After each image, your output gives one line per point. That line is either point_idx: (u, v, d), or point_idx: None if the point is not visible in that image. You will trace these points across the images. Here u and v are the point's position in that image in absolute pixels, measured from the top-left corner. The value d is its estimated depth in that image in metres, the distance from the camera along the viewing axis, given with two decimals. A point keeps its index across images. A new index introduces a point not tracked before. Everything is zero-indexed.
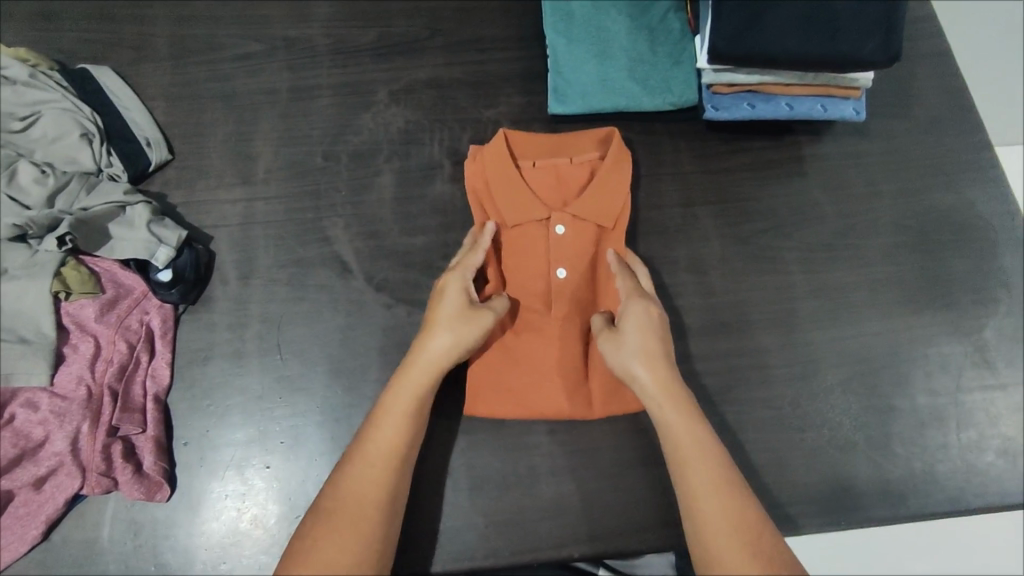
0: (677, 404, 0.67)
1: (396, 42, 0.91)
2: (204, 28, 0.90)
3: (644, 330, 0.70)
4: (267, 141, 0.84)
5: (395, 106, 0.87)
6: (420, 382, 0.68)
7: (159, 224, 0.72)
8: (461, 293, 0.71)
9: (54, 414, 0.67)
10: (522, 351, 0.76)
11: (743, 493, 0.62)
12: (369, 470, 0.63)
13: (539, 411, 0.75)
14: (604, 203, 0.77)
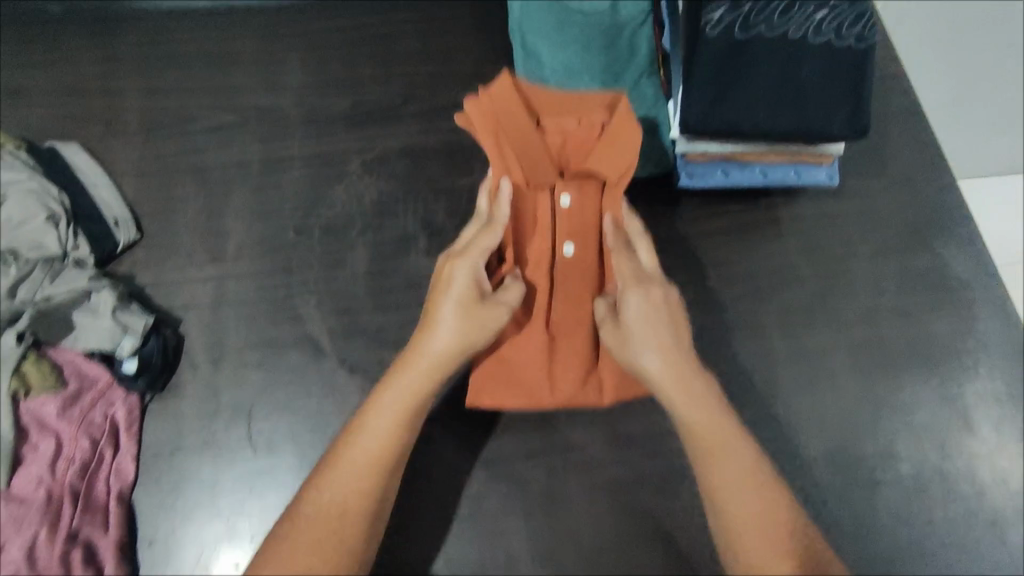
0: (689, 394, 0.66)
1: (368, 109, 0.90)
2: (175, 99, 0.89)
3: (648, 321, 0.67)
4: (238, 215, 0.83)
5: (368, 177, 0.86)
6: (421, 381, 0.66)
7: (125, 312, 0.71)
8: (469, 285, 0.67)
9: (11, 521, 0.66)
10: (528, 342, 0.72)
11: (761, 481, 0.63)
12: (360, 471, 0.63)
13: (545, 402, 0.72)
14: (616, 167, 0.72)
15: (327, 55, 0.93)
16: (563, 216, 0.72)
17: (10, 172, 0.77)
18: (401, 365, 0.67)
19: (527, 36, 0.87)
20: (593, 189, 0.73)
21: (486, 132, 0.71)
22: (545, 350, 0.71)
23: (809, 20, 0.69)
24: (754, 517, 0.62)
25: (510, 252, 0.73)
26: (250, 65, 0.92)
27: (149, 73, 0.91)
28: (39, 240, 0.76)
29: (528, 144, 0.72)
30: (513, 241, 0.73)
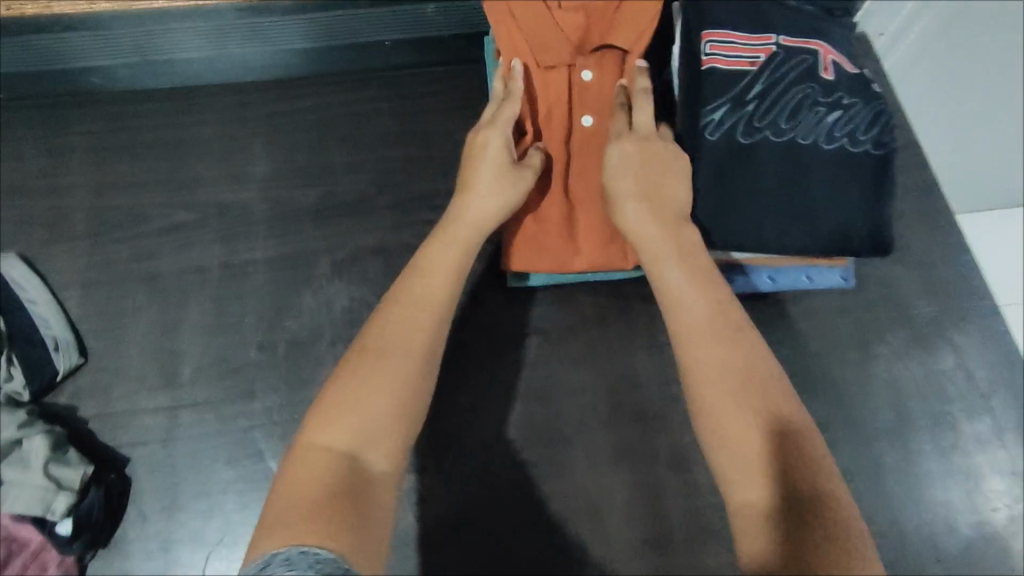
0: (667, 238, 0.60)
1: (338, 202, 0.83)
2: (127, 197, 0.82)
3: (652, 170, 0.61)
4: (194, 330, 0.75)
5: (339, 281, 0.78)
6: (462, 244, 0.64)
7: (58, 466, 0.64)
8: (500, 152, 0.63)
9: None
10: (551, 215, 0.70)
11: (740, 330, 0.55)
12: (400, 332, 0.57)
13: (570, 267, 0.71)
14: (638, 31, 0.65)
15: (295, 141, 0.86)
16: (580, 89, 0.67)
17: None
18: (439, 241, 0.64)
19: None
20: (613, 60, 0.67)
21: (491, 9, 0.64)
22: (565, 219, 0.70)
23: (819, 124, 0.63)
24: (744, 377, 0.53)
25: (529, 124, 0.67)
26: (211, 154, 0.85)
27: (100, 166, 0.83)
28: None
29: (540, 16, 0.63)
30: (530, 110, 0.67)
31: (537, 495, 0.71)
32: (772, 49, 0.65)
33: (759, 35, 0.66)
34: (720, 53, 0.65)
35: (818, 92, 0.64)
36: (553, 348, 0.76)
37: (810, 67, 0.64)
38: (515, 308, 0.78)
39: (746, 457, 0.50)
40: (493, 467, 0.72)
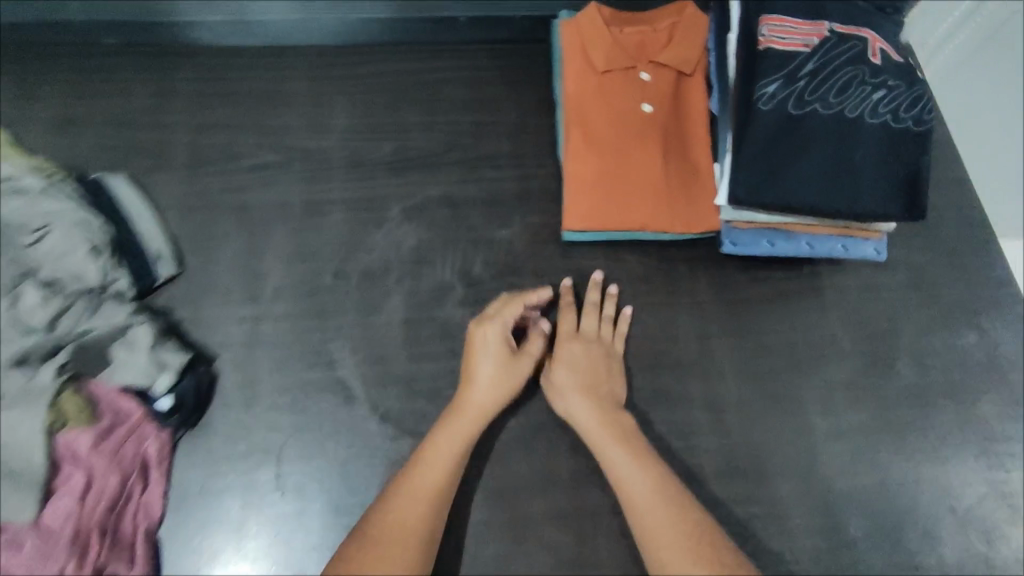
0: (608, 423, 0.72)
1: (410, 156, 0.91)
2: (223, 136, 0.90)
3: (588, 368, 0.76)
4: (277, 255, 0.83)
5: (408, 224, 0.86)
6: (464, 433, 0.71)
7: (159, 347, 0.72)
8: (501, 346, 0.75)
9: (40, 555, 0.64)
10: (609, 178, 0.83)
11: (676, 495, 0.67)
12: (405, 513, 0.65)
13: (625, 222, 0.82)
14: (688, 56, 0.88)
15: (374, 101, 0.94)
16: (642, 86, 0.87)
17: (53, 200, 0.76)
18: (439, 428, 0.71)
19: (574, 93, 0.88)
20: (667, 71, 0.88)
21: (571, 43, 0.90)
22: (622, 181, 0.83)
23: (864, 102, 0.70)
24: (682, 541, 0.63)
25: (596, 112, 0.86)
26: (298, 104, 0.93)
27: (200, 109, 0.91)
28: (69, 277, 0.73)
29: (607, 42, 0.88)
30: (598, 102, 0.87)
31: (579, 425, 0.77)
32: (825, 35, 0.72)
33: (813, 22, 0.73)
34: (776, 35, 0.72)
35: (864, 74, 0.70)
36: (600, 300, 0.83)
37: (860, 52, 0.71)
38: (567, 261, 0.85)
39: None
40: (540, 397, 0.78)
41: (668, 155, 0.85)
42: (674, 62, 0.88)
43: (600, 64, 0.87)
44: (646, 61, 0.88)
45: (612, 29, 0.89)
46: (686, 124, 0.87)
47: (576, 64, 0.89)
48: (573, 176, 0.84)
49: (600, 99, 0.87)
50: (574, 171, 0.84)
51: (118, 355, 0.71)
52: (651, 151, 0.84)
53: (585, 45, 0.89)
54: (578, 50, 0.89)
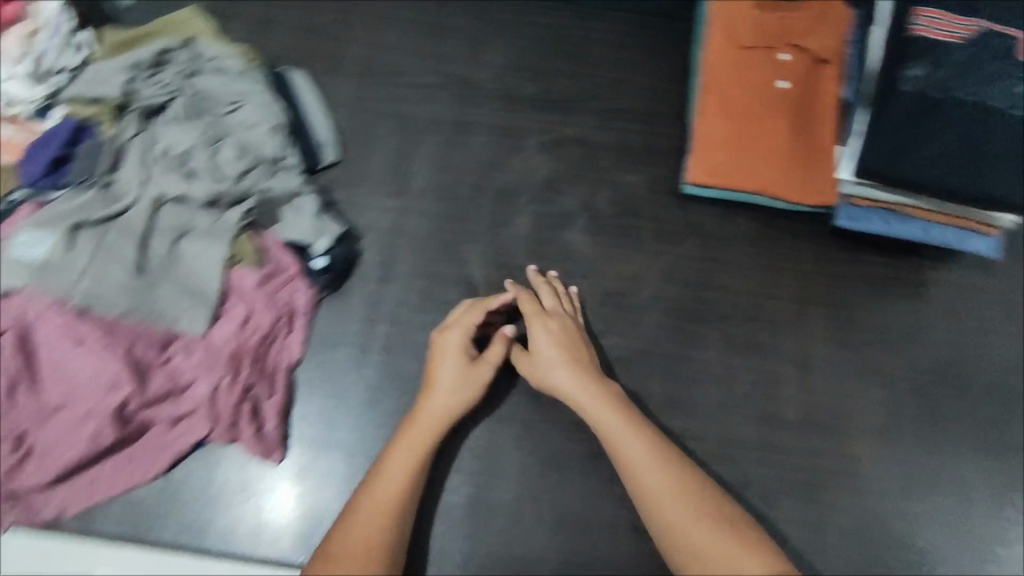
0: (598, 392, 0.72)
1: (553, 98, 0.99)
2: (391, 55, 1.01)
3: (565, 349, 0.76)
4: (426, 162, 0.92)
5: (543, 155, 0.94)
6: (426, 437, 0.71)
7: (322, 222, 0.81)
8: (460, 353, 0.75)
9: (204, 363, 0.73)
10: (733, 144, 0.90)
11: (672, 456, 0.67)
12: (370, 522, 0.64)
13: (741, 184, 0.89)
14: (831, 41, 0.91)
15: (526, 44, 1.03)
16: (778, 66, 0.93)
17: (246, 80, 0.89)
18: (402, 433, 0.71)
19: (713, 64, 0.94)
20: (807, 53, 0.92)
21: (717, 17, 0.96)
22: (744, 148, 0.90)
23: (1006, 94, 0.74)
24: (684, 501, 0.63)
25: (730, 83, 0.93)
26: (459, 37, 1.03)
27: (375, 28, 1.03)
28: (254, 141, 0.83)
29: (751, 20, 0.94)
30: (733, 74, 0.93)
31: (676, 356, 0.83)
32: (976, 31, 0.76)
33: (967, 17, 0.77)
34: (931, 26, 0.77)
35: (1007, 69, 0.75)
36: (710, 251, 0.89)
37: (1007, 49, 0.75)
38: (683, 212, 0.92)
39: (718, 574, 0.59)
40: (642, 325, 0.84)
41: (794, 130, 0.90)
42: (816, 45, 0.92)
43: (742, 41, 0.94)
44: (787, 42, 0.93)
45: (759, 8, 0.95)
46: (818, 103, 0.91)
47: (719, 36, 0.95)
48: (699, 136, 0.91)
49: (736, 73, 0.93)
50: (701, 132, 0.91)
51: (288, 216, 0.81)
52: (777, 127, 0.90)
53: (730, 21, 0.95)
54: (724, 23, 0.95)
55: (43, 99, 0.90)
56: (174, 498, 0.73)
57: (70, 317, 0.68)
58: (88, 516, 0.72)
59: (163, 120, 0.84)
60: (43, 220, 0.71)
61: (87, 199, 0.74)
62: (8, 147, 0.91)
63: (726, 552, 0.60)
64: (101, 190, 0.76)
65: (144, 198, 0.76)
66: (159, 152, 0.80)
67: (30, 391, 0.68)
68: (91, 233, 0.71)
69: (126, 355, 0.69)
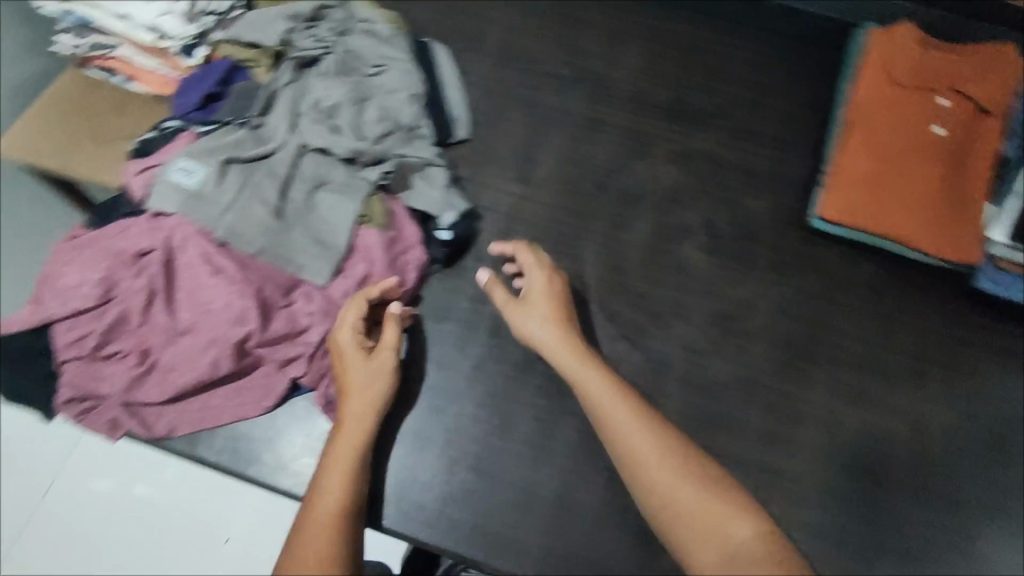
0: (577, 350, 0.72)
1: (689, 108, 0.97)
2: (531, 41, 1.01)
3: (556, 306, 0.76)
4: (553, 153, 0.93)
5: (670, 165, 0.93)
6: (356, 439, 0.66)
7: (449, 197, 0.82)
8: (355, 349, 0.70)
9: (322, 311, 0.75)
10: (874, 183, 0.86)
11: (651, 417, 0.67)
12: (315, 541, 0.58)
13: (876, 227, 0.85)
14: (998, 95, 0.87)
15: (667, 49, 1.01)
16: (937, 111, 0.88)
17: (394, 47, 0.90)
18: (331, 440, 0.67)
19: (862, 99, 0.90)
20: (970, 102, 0.88)
21: (878, 49, 0.92)
22: (886, 190, 0.86)
23: None
24: (666, 457, 0.64)
25: (882, 119, 0.89)
26: (600, 33, 1.02)
27: (518, 12, 1.03)
28: (395, 109, 0.85)
29: (915, 59, 0.90)
30: (886, 111, 0.89)
31: (781, 391, 0.81)
32: None
33: None
34: None
35: None
36: (829, 290, 0.86)
37: None
38: (808, 245, 0.88)
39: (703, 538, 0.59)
40: (750, 354, 0.82)
41: (944, 180, 0.86)
42: (982, 96, 0.87)
43: (901, 79, 0.90)
44: (951, 88, 0.88)
45: (924, 48, 0.90)
46: (973, 157, 0.87)
47: (877, 70, 0.91)
48: (838, 170, 0.88)
49: (890, 109, 0.89)
50: (840, 166, 0.88)
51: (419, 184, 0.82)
52: (927, 172, 0.86)
53: (892, 56, 0.91)
54: (885, 57, 0.91)
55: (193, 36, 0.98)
56: (271, 437, 0.74)
57: (211, 248, 0.72)
58: (193, 440, 0.74)
59: (314, 73, 0.86)
60: (200, 152, 0.75)
61: (240, 138, 0.77)
62: (153, 79, 1.03)
63: (707, 504, 0.61)
64: (252, 133, 0.79)
65: (290, 144, 0.78)
66: (307, 104, 0.82)
67: (165, 310, 0.72)
68: (239, 170, 0.75)
69: (255, 293, 0.72)
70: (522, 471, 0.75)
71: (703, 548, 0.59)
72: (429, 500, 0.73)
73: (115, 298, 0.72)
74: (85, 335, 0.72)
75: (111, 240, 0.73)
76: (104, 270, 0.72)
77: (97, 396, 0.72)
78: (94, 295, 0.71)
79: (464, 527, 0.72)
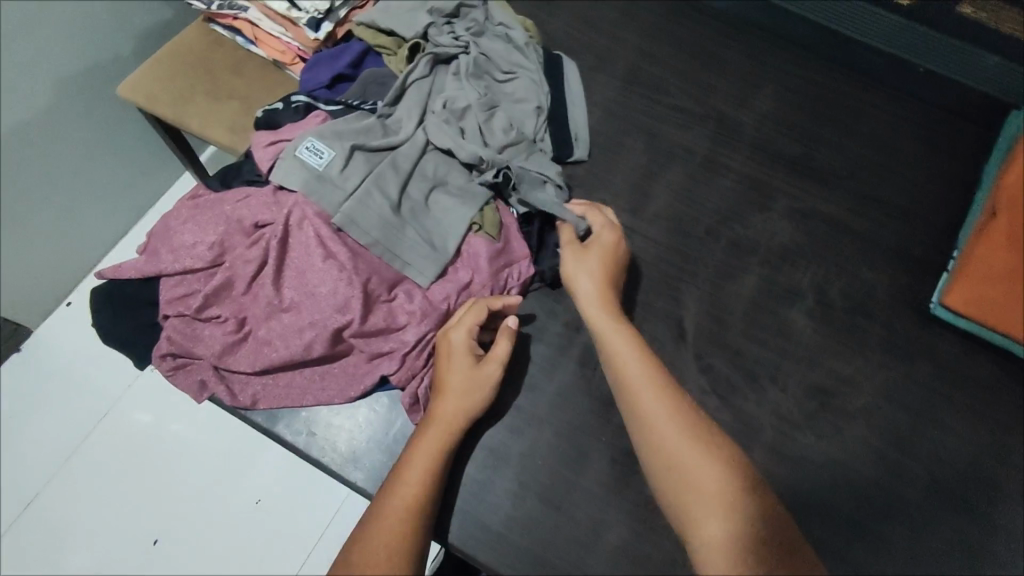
0: (610, 307, 0.73)
1: (814, 165, 0.92)
2: (660, 69, 0.98)
3: (607, 266, 0.76)
4: (667, 189, 0.90)
5: (787, 221, 0.89)
6: (443, 441, 0.67)
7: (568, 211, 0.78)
8: (464, 351, 0.70)
9: (422, 311, 0.73)
10: (1007, 279, 0.82)
11: (667, 382, 0.68)
12: (385, 534, 0.61)
13: (1003, 326, 0.81)
14: None
15: (801, 100, 0.97)
16: None
17: (528, 55, 0.89)
18: (418, 434, 0.68)
19: (1011, 188, 0.86)
20: None
21: None
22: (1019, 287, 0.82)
23: None
24: (675, 423, 0.64)
25: None
26: (732, 72, 0.99)
27: (651, 39, 1.01)
28: (520, 121, 0.84)
29: None
30: None
31: (872, 481, 0.76)
32: None
33: None
34: None
35: None
36: (940, 382, 0.80)
37: None
38: (925, 331, 0.83)
39: (706, 511, 0.59)
40: (843, 435, 0.78)
41: None
42: None
43: None
44: None
45: None
46: None
47: None
48: (971, 259, 0.84)
49: None
50: (974, 255, 0.84)
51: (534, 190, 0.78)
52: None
53: None
54: None
55: (321, 11, 0.99)
56: (349, 428, 0.74)
57: (326, 232, 0.72)
58: (272, 416, 0.74)
59: (446, 72, 0.86)
60: (327, 132, 0.75)
61: (369, 127, 0.78)
62: (270, 44, 1.05)
63: (704, 476, 0.61)
64: (381, 121, 0.80)
65: (417, 142, 0.78)
66: (437, 102, 0.82)
67: (270, 284, 0.72)
68: (364, 157, 0.75)
69: (361, 283, 0.72)
70: (593, 510, 0.72)
71: (698, 516, 0.59)
72: (494, 521, 0.72)
73: (225, 263, 0.73)
74: (191, 294, 0.73)
75: (230, 205, 0.74)
76: (221, 234, 0.73)
77: (191, 355, 0.73)
78: (207, 257, 0.73)
79: (524, 555, 0.70)
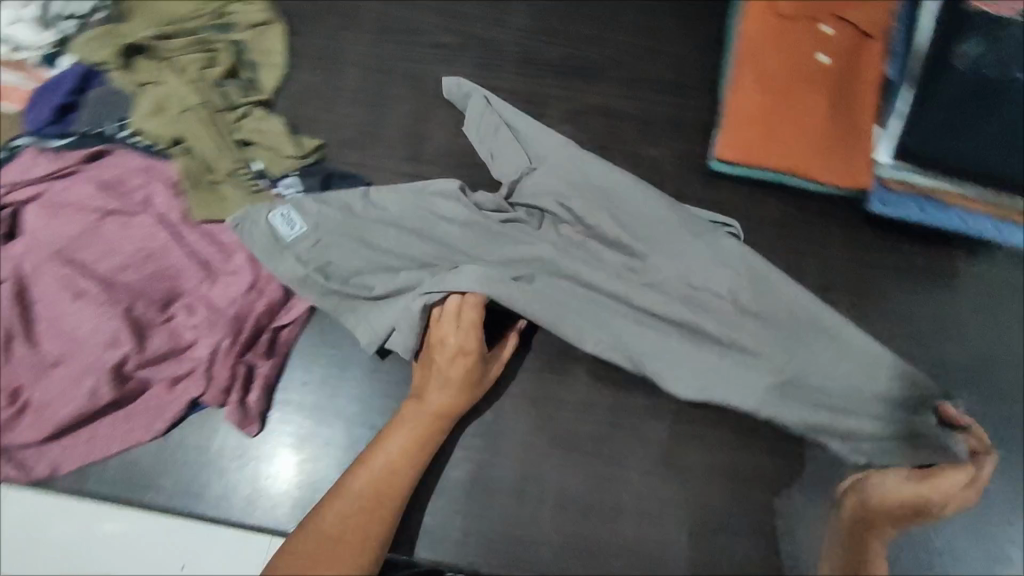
0: (874, 524, 0.68)
1: (580, 64, 0.94)
2: (411, 10, 0.94)
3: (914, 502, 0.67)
4: (442, 127, 0.86)
5: (566, 125, 0.90)
6: (423, 426, 0.67)
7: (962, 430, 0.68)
8: (467, 350, 0.69)
9: (206, 321, 0.71)
10: (764, 115, 0.86)
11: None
12: (337, 513, 0.62)
13: (770, 158, 0.85)
14: (875, 19, 0.89)
15: (553, 5, 0.97)
16: (820, 39, 0.90)
17: (556, 148, 0.77)
18: (403, 423, 0.68)
19: (750, 32, 0.90)
20: (851, 29, 0.90)
21: None
22: (777, 120, 0.86)
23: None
24: None
25: (766, 53, 0.89)
26: None
27: None
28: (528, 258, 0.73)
29: None
30: (769, 46, 0.90)
31: None
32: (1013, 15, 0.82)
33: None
34: None
35: None
36: None
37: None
38: (708, 188, 0.87)
39: None
40: None
41: (833, 107, 0.86)
42: (859, 21, 0.89)
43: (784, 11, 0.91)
44: (830, 15, 0.90)
45: None
46: (859, 84, 0.87)
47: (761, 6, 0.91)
48: (729, 106, 0.87)
49: (778, 44, 0.90)
50: (732, 101, 0.87)
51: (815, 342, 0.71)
52: (818, 102, 0.86)
53: None
54: None
55: (53, 44, 0.86)
56: (165, 462, 0.70)
57: (66, 271, 0.70)
58: (81, 476, 0.69)
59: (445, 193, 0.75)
60: (302, 200, 0.73)
61: (357, 214, 0.74)
62: (15, 94, 0.88)
63: None
64: (392, 225, 0.74)
65: (461, 268, 0.69)
66: (391, 201, 0.74)
67: (26, 344, 0.69)
68: (312, 223, 0.73)
69: (125, 313, 0.70)
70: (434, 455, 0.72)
71: None
72: None
73: None
74: None
75: None
76: None
77: None
78: None
79: None
